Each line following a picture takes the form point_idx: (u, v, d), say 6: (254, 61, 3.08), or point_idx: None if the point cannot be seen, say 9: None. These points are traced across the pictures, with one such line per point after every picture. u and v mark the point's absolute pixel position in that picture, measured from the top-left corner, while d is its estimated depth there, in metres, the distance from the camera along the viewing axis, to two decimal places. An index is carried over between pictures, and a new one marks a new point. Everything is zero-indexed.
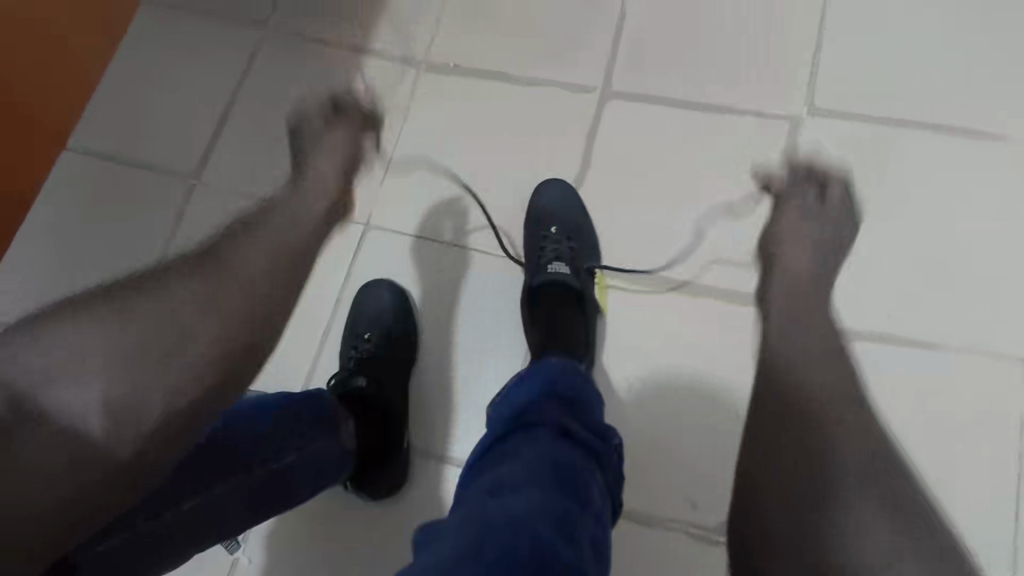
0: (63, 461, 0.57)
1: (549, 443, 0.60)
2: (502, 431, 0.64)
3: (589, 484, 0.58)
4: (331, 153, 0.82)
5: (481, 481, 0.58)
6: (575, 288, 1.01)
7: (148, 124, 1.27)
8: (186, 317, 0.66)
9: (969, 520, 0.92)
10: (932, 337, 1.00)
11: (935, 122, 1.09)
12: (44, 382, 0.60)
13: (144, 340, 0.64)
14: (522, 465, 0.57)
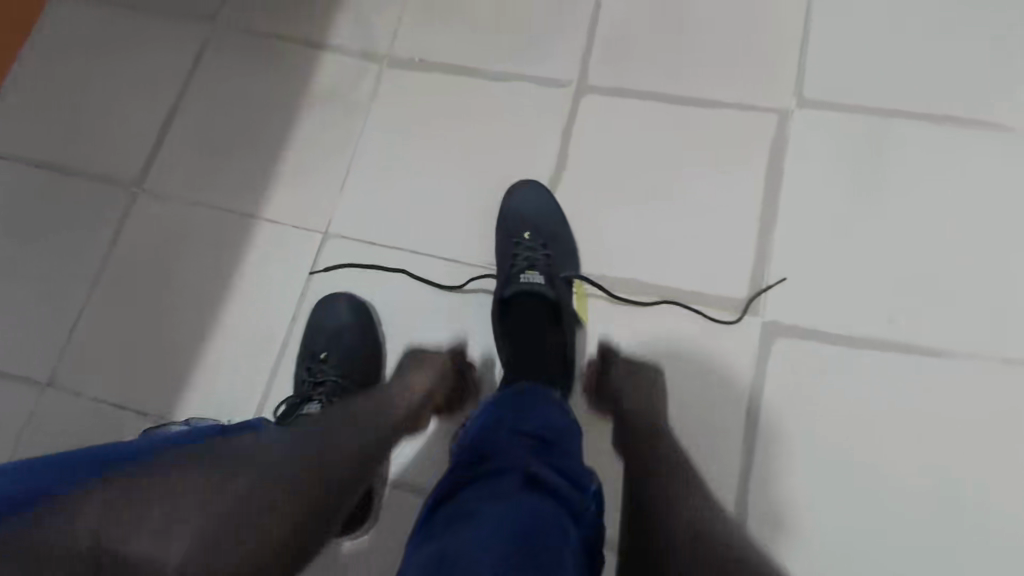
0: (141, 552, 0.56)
1: (513, 496, 0.57)
2: (464, 481, 0.61)
3: (561, 542, 0.54)
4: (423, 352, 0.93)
5: (433, 546, 0.54)
6: (551, 299, 0.93)
7: (87, 127, 1.17)
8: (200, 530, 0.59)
9: (980, 544, 0.85)
10: (940, 344, 0.93)
11: (932, 114, 1.03)
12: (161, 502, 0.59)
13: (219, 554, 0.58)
14: (479, 527, 0.53)
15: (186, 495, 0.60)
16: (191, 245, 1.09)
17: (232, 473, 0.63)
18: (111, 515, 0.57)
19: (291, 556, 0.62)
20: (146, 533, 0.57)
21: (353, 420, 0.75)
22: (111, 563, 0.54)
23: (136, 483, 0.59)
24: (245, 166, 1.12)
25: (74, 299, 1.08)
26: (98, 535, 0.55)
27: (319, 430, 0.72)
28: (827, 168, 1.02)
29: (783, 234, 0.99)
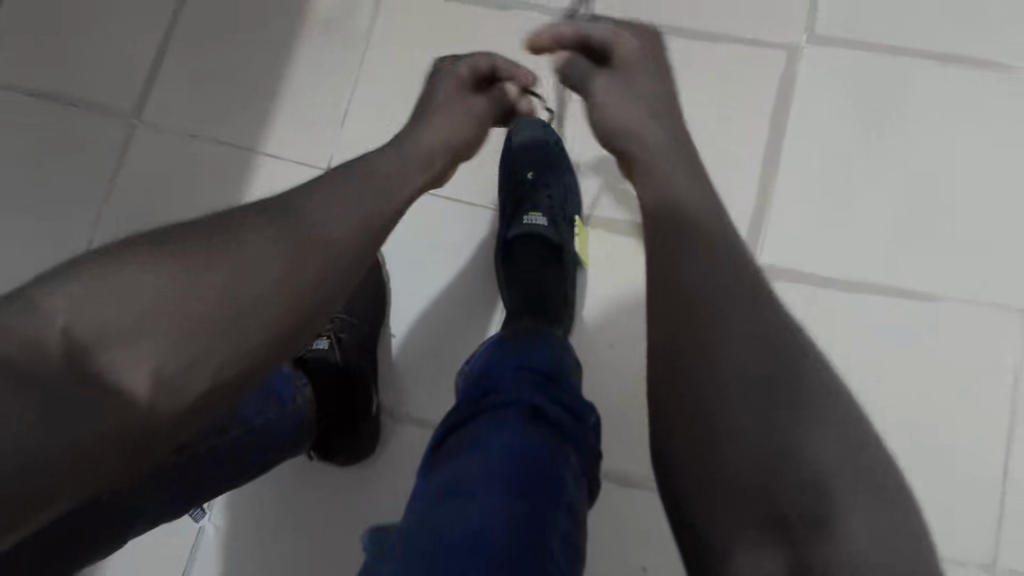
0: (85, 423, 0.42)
1: (516, 429, 0.59)
2: (467, 416, 0.63)
3: (564, 471, 0.57)
4: (449, 112, 0.71)
5: (437, 478, 0.58)
6: (553, 241, 0.94)
7: (80, 55, 1.14)
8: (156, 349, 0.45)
9: (956, 477, 0.90)
10: (931, 288, 0.95)
11: (946, 52, 1.00)
12: (107, 334, 0.44)
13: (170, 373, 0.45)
14: (484, 461, 0.56)
15: (171, 284, 0.47)
16: (192, 180, 1.08)
17: (235, 246, 0.50)
18: (92, 307, 0.45)
19: (293, 335, 0.50)
20: (126, 331, 0.45)
21: (355, 195, 0.57)
22: (84, 359, 0.43)
23: (114, 272, 0.46)
24: (244, 96, 1.10)
25: (77, 234, 1.08)
26: (70, 335, 0.44)
27: (323, 192, 0.56)
28: (834, 109, 1.01)
29: (786, 177, 0.99)
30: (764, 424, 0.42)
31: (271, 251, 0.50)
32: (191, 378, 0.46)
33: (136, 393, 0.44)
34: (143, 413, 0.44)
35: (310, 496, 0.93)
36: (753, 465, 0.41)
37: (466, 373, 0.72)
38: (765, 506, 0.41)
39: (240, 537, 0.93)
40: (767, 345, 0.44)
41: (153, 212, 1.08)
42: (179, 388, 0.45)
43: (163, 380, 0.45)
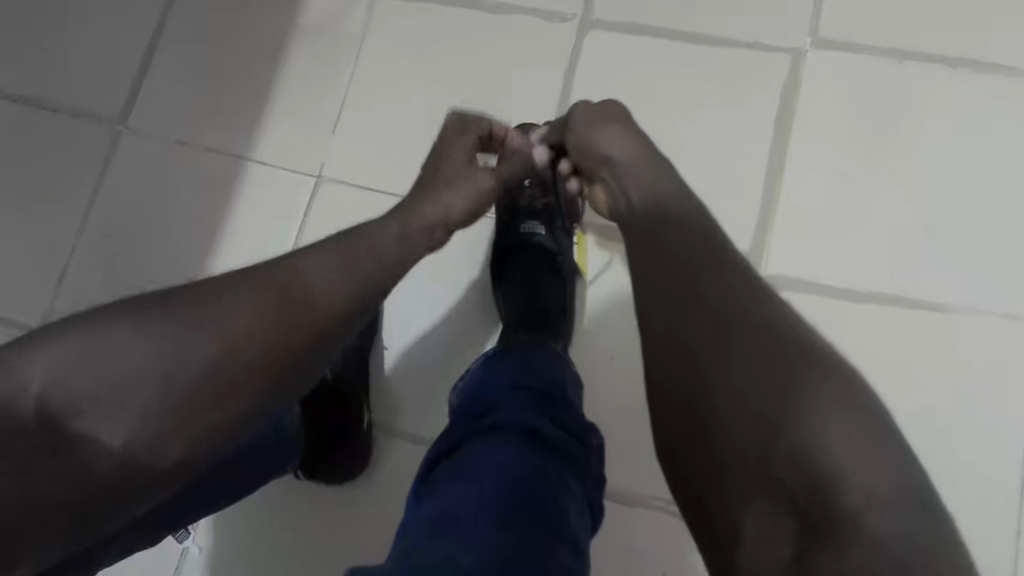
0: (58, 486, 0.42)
1: (514, 453, 0.56)
2: (459, 438, 0.61)
3: (565, 496, 0.55)
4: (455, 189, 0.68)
5: (428, 504, 0.55)
6: (549, 251, 0.90)
7: (64, 61, 1.11)
8: (120, 418, 0.44)
9: (972, 493, 0.87)
10: (942, 298, 0.92)
11: (956, 56, 0.98)
12: (77, 406, 0.43)
13: (138, 448, 0.44)
14: (480, 485, 0.53)
15: (148, 350, 0.45)
16: (179, 188, 1.05)
17: (218, 311, 0.48)
18: (68, 371, 0.44)
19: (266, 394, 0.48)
20: (99, 400, 0.44)
21: (348, 260, 0.55)
22: (59, 424, 0.43)
23: (89, 333, 0.45)
24: (234, 102, 1.07)
25: (61, 243, 1.05)
26: (45, 401, 0.43)
27: (317, 257, 0.54)
28: (839, 114, 0.98)
29: (790, 184, 0.96)
30: (746, 403, 0.44)
31: (243, 313, 0.48)
32: (166, 443, 0.45)
33: (106, 460, 0.43)
34: (112, 480, 0.44)
35: (299, 515, 0.90)
36: (744, 438, 0.44)
37: (459, 389, 0.69)
38: (763, 477, 0.43)
39: (225, 558, 0.89)
40: (749, 322, 0.47)
41: (139, 220, 1.04)
42: (151, 452, 0.44)
43: (134, 447, 0.44)
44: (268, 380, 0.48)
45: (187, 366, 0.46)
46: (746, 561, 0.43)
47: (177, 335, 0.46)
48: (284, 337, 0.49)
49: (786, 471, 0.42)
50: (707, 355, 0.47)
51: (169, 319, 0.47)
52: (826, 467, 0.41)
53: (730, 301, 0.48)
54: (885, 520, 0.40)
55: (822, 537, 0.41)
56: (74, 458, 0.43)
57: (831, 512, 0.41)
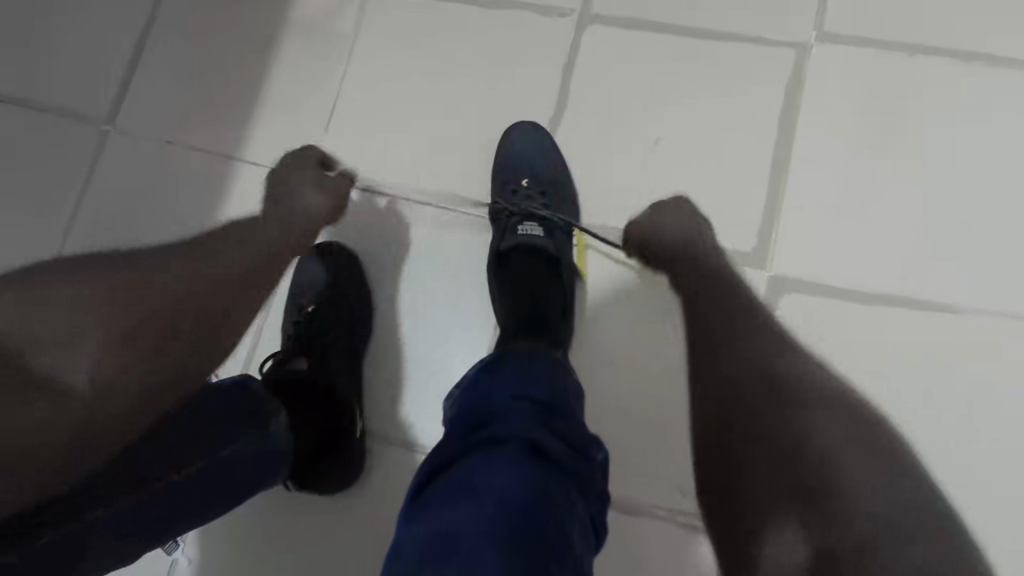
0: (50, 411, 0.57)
1: (515, 469, 0.55)
2: (456, 450, 0.59)
3: (567, 515, 0.54)
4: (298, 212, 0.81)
5: (424, 521, 0.53)
6: (548, 252, 0.88)
7: (50, 60, 1.08)
8: (93, 356, 0.61)
9: (985, 501, 0.84)
10: (951, 299, 0.89)
11: (965, 50, 0.95)
12: (47, 346, 0.59)
13: (87, 379, 0.60)
14: (480, 501, 0.52)
15: (51, 319, 0.61)
16: (168, 190, 1.03)
17: (154, 282, 0.66)
18: (28, 327, 0.60)
19: (164, 346, 0.63)
20: (55, 348, 0.60)
21: (248, 255, 0.74)
22: (28, 365, 0.58)
23: (19, 308, 0.61)
24: (224, 101, 1.05)
25: (47, 245, 1.02)
26: (16, 352, 0.59)
27: (223, 247, 0.74)
28: (845, 111, 0.95)
29: (795, 182, 0.94)
30: (765, 440, 0.65)
31: (172, 279, 0.67)
32: (123, 377, 0.61)
33: (78, 393, 0.59)
34: (88, 411, 0.59)
35: (290, 525, 0.87)
36: (766, 464, 0.64)
37: (457, 396, 0.67)
38: (790, 497, 0.62)
39: (215, 569, 0.87)
40: (768, 368, 0.70)
41: (127, 221, 1.02)
42: (115, 384, 0.60)
43: (95, 381, 0.60)
44: (202, 331, 0.66)
45: (136, 322, 0.63)
46: (766, 556, 0.61)
47: (117, 302, 0.64)
48: (143, 313, 0.63)
49: (789, 488, 0.62)
50: (724, 392, 0.71)
51: (94, 292, 0.64)
52: (820, 488, 0.61)
53: (752, 346, 0.72)
54: (876, 533, 0.56)
55: (826, 533, 0.58)
56: (44, 394, 0.58)
57: (834, 514, 0.59)
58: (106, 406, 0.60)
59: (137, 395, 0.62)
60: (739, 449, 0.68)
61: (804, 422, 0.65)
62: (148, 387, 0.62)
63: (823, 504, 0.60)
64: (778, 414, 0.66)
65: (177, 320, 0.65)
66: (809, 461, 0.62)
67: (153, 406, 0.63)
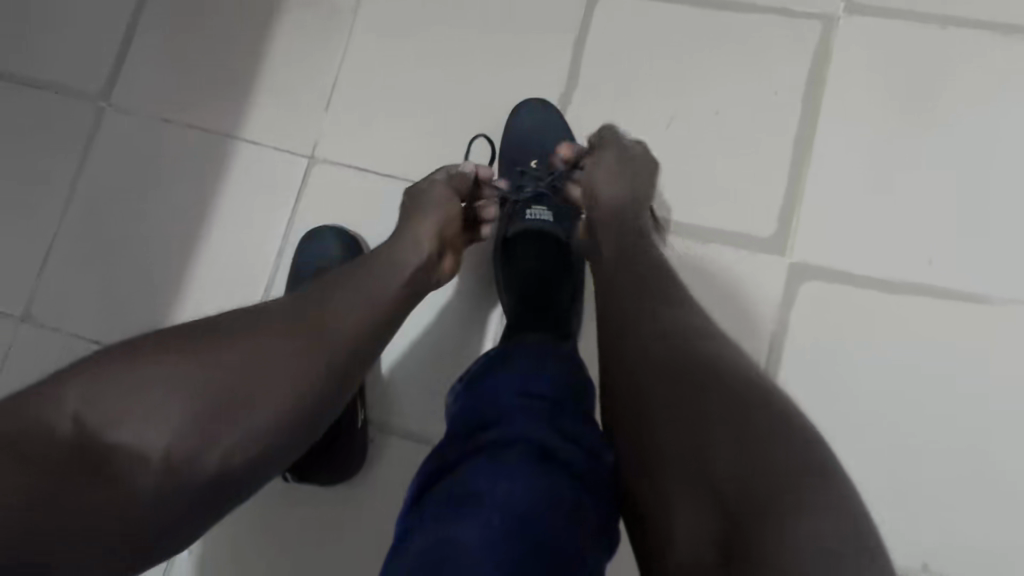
0: (101, 496, 0.47)
1: (523, 477, 0.53)
2: (460, 454, 0.58)
3: (578, 527, 0.52)
4: (409, 247, 0.68)
5: (433, 525, 0.52)
6: (556, 236, 0.85)
7: (43, 36, 1.04)
8: (149, 431, 0.49)
9: (1012, 499, 0.80)
10: (982, 288, 0.85)
11: (1004, 21, 0.89)
12: (100, 422, 0.49)
13: (145, 464, 0.48)
14: (485, 515, 0.50)
15: (162, 379, 0.51)
16: (163, 171, 0.99)
17: (259, 332, 0.55)
18: (96, 398, 0.49)
19: (238, 411, 0.52)
20: (126, 419, 0.49)
21: (370, 306, 0.61)
22: (95, 439, 0.48)
23: (106, 368, 0.51)
24: (220, 78, 1.01)
25: (43, 229, 1.00)
26: (81, 422, 0.48)
27: (346, 284, 0.61)
28: (872, 87, 0.90)
29: (817, 164, 0.89)
30: (704, 428, 0.49)
31: (283, 329, 0.56)
32: (200, 456, 0.50)
33: (142, 477, 0.48)
34: (142, 504, 0.48)
35: (291, 515, 0.86)
36: (672, 451, 0.50)
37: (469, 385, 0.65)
38: (694, 483, 0.48)
39: (216, 559, 0.86)
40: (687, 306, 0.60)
41: (124, 204, 0.99)
42: (188, 464, 0.49)
43: (171, 457, 0.49)
44: (282, 404, 0.53)
45: (224, 382, 0.52)
46: (683, 554, 0.46)
47: (201, 363, 0.52)
48: (234, 373, 0.52)
49: (736, 480, 0.46)
50: (682, 372, 0.52)
51: (205, 347, 0.53)
52: (779, 481, 0.45)
53: (666, 283, 0.63)
54: (814, 538, 0.43)
55: (747, 551, 0.44)
56: (107, 475, 0.47)
57: (745, 525, 0.45)
58: (158, 497, 0.48)
59: (192, 479, 0.50)
60: (636, 436, 0.52)
61: (758, 393, 0.51)
62: (204, 466, 0.50)
63: (760, 505, 0.45)
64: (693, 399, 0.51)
65: (250, 380, 0.53)
66: (768, 454, 0.46)
67: (226, 483, 0.51)
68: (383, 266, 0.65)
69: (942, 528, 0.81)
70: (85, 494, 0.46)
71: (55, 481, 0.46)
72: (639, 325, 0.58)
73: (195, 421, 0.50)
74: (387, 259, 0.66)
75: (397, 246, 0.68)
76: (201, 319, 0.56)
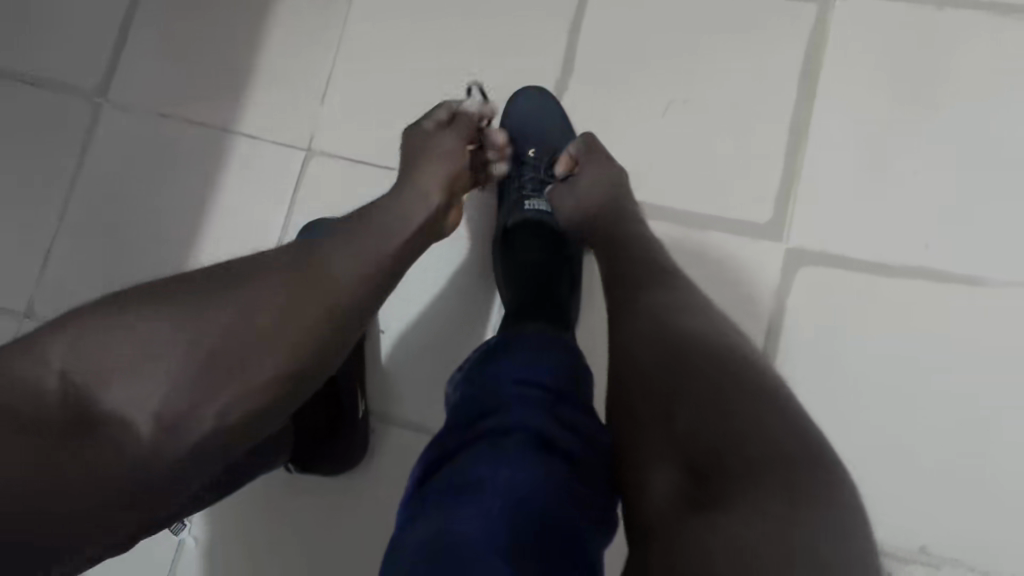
0: (96, 453, 0.46)
1: (523, 464, 0.54)
2: (460, 442, 0.59)
3: (578, 513, 0.53)
4: (414, 211, 0.67)
5: (434, 513, 0.52)
6: (554, 227, 0.85)
7: (40, 32, 1.04)
8: (141, 389, 0.49)
9: (1007, 479, 0.81)
10: (978, 271, 0.85)
11: (998, 3, 0.89)
12: (90, 379, 0.48)
13: (137, 424, 0.48)
14: (486, 502, 0.51)
15: (152, 337, 0.50)
16: (162, 165, 1.00)
17: (254, 289, 0.54)
18: (84, 354, 0.48)
19: (232, 376, 0.51)
20: (116, 377, 0.48)
21: (366, 261, 0.60)
22: (85, 395, 0.48)
23: (94, 324, 0.50)
24: (217, 71, 1.01)
25: (44, 224, 1.00)
26: (68, 378, 0.48)
27: (337, 243, 0.60)
28: (869, 70, 0.90)
29: (813, 149, 0.89)
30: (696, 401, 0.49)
31: (272, 289, 0.54)
32: (192, 417, 0.50)
33: (133, 437, 0.48)
34: (132, 464, 0.47)
35: (296, 506, 0.87)
36: (662, 421, 0.50)
37: (468, 374, 0.66)
38: (680, 450, 0.48)
39: (222, 549, 0.87)
40: (680, 292, 0.61)
41: (123, 199, 0.99)
42: (180, 425, 0.49)
43: (164, 420, 0.49)
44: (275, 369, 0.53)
45: (217, 341, 0.51)
46: (663, 514, 0.47)
47: (194, 322, 0.51)
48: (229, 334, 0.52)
49: (726, 450, 0.46)
50: (676, 356, 0.53)
51: (198, 304, 0.52)
52: (766, 450, 0.45)
53: (659, 274, 0.64)
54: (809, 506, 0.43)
55: (727, 509, 0.44)
56: (98, 432, 0.47)
57: (727, 488, 0.45)
58: (152, 456, 0.48)
59: (185, 441, 0.49)
60: (629, 410, 0.53)
61: (753, 377, 0.51)
62: (197, 429, 0.50)
63: (745, 470, 0.45)
64: (681, 372, 0.51)
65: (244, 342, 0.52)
66: (757, 425, 0.47)
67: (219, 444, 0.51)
68: (386, 227, 0.64)
69: (938, 510, 0.81)
70: (82, 450, 0.46)
71: (46, 435, 0.45)
72: (631, 314, 0.59)
73: (188, 380, 0.50)
74: (385, 219, 0.65)
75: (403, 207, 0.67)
76: (193, 274, 0.55)
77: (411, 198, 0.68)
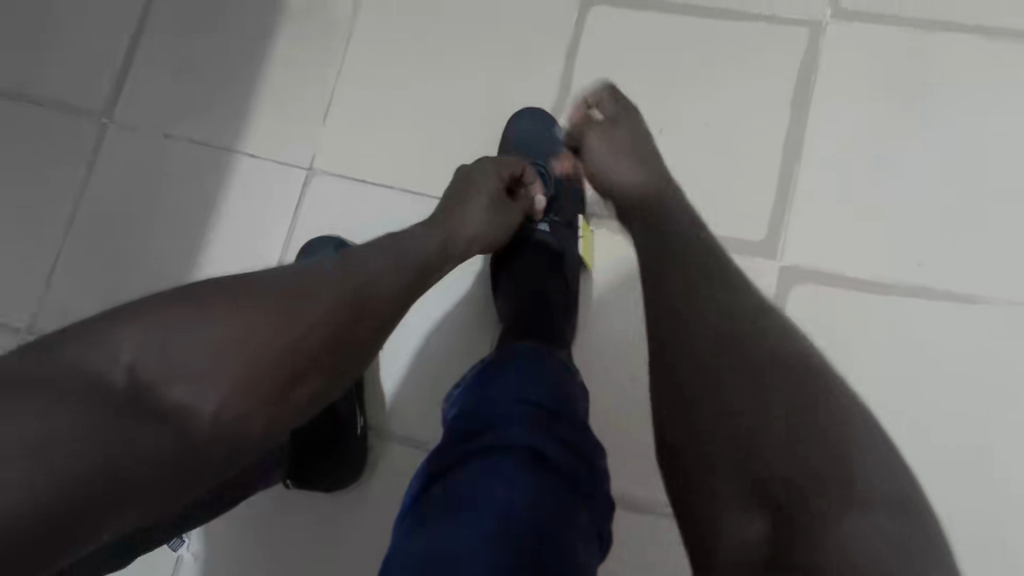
0: (155, 456, 0.45)
1: (518, 483, 0.54)
2: (460, 454, 0.59)
3: (571, 530, 0.53)
4: (472, 221, 0.73)
5: (421, 532, 0.53)
6: (552, 248, 0.86)
7: (48, 56, 1.07)
8: (206, 385, 0.48)
9: (1005, 495, 0.81)
10: (972, 288, 0.86)
11: (986, 25, 0.90)
12: (156, 375, 0.47)
13: (197, 425, 0.47)
14: (479, 518, 0.52)
15: (216, 334, 0.49)
16: (166, 184, 1.01)
17: (314, 290, 0.54)
18: (152, 347, 0.47)
19: (290, 375, 0.51)
20: (182, 372, 0.47)
21: (399, 257, 0.62)
22: (149, 390, 0.46)
23: (162, 317, 0.48)
24: (221, 91, 1.03)
25: (49, 241, 1.02)
26: (136, 372, 0.46)
27: (374, 252, 0.61)
28: (860, 91, 0.91)
29: (805, 167, 0.90)
30: (767, 425, 0.45)
31: (323, 284, 0.55)
32: (251, 417, 0.49)
33: (198, 431, 0.47)
34: (197, 456, 0.47)
35: (293, 523, 0.87)
36: (724, 446, 0.45)
37: (473, 390, 0.66)
38: (743, 476, 0.44)
39: (219, 566, 0.87)
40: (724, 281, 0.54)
41: (126, 216, 1.01)
42: (238, 424, 0.48)
43: (223, 417, 0.48)
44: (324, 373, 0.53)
45: (283, 339, 0.51)
46: (729, 546, 0.44)
47: (257, 319, 0.50)
48: (296, 332, 0.51)
49: (797, 484, 0.43)
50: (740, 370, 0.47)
51: (265, 300, 0.52)
52: (838, 482, 0.42)
53: (700, 259, 0.56)
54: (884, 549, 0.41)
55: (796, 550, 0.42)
56: (159, 427, 0.46)
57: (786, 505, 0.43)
58: (211, 456, 0.48)
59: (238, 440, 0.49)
60: (687, 429, 0.48)
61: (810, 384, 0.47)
62: (254, 429, 0.49)
63: (799, 484, 0.43)
64: (711, 379, 0.48)
65: (303, 343, 0.51)
66: (805, 423, 0.44)
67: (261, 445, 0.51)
68: (446, 237, 0.69)
69: (940, 527, 0.81)
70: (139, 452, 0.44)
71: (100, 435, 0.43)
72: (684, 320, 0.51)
73: (253, 382, 0.49)
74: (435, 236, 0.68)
75: (463, 214, 0.73)
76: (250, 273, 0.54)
77: (472, 212, 0.74)
